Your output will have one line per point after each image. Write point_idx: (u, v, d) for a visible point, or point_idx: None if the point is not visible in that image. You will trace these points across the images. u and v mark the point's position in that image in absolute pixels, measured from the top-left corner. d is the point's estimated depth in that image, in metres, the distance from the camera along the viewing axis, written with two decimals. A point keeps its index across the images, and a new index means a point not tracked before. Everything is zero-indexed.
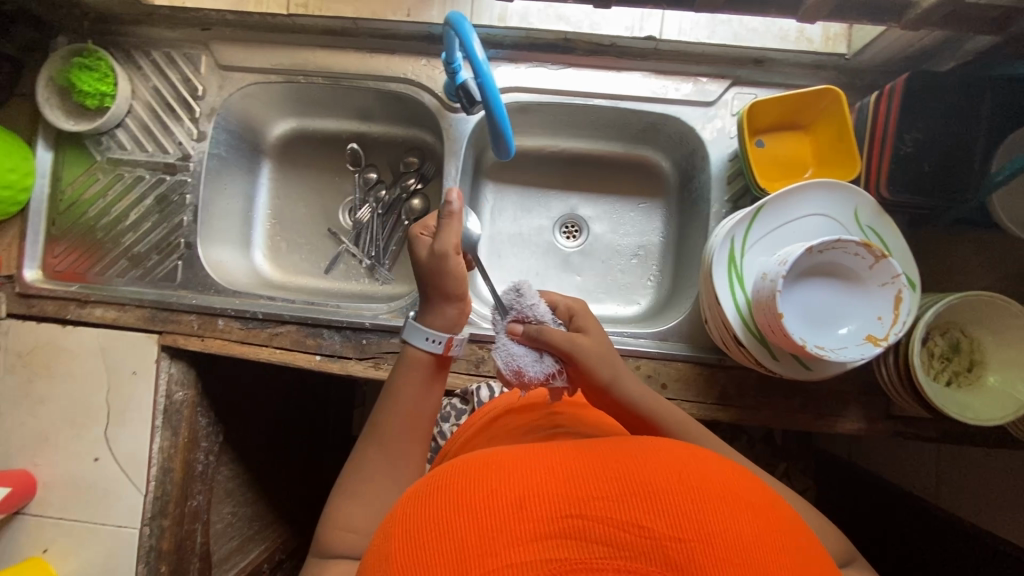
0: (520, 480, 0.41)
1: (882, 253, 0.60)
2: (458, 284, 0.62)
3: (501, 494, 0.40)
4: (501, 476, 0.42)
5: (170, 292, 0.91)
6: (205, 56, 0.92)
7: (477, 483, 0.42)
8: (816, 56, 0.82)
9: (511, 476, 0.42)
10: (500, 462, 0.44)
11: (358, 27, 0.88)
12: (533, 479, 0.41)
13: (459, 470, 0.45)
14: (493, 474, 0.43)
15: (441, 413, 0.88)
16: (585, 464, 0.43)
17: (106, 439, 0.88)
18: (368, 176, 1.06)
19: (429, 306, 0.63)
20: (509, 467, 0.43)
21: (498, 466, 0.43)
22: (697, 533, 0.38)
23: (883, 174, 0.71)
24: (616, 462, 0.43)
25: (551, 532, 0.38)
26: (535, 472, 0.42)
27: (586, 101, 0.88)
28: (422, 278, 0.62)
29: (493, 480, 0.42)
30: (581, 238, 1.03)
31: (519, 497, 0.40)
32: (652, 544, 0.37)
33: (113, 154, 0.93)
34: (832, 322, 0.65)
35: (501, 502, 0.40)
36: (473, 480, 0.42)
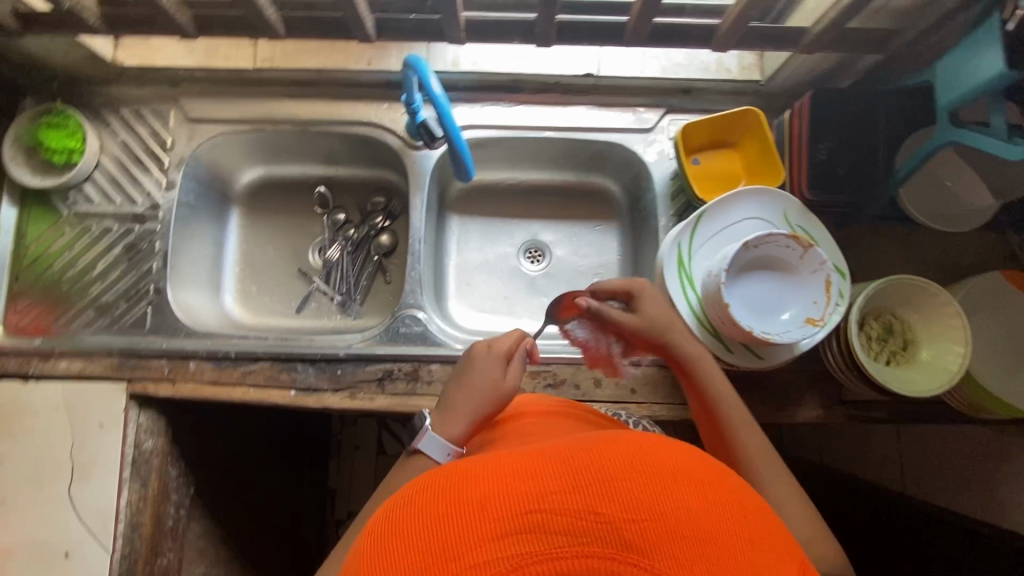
0: (479, 484, 0.40)
1: (809, 242, 0.67)
2: (491, 404, 0.70)
3: (461, 500, 0.39)
4: (459, 483, 0.41)
5: (139, 339, 0.90)
6: (173, 111, 0.96)
7: (438, 493, 0.41)
8: (736, 84, 0.93)
9: (471, 481, 0.41)
10: (461, 469, 0.43)
11: (322, 78, 0.95)
12: (491, 481, 0.40)
13: (421, 485, 0.44)
14: (454, 481, 0.42)
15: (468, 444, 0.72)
16: (544, 457, 0.42)
17: (70, 497, 0.85)
18: (337, 217, 1.10)
19: (450, 420, 0.68)
20: (469, 471, 0.42)
21: (458, 474, 0.42)
22: (651, 513, 0.38)
23: (805, 179, 0.81)
24: (569, 453, 0.42)
25: (510, 530, 0.37)
26: (492, 472, 0.41)
27: (538, 134, 0.96)
28: (465, 390, 0.70)
29: (455, 485, 0.41)
30: (544, 262, 1.09)
31: (478, 499, 0.39)
32: (607, 527, 0.37)
33: (81, 208, 0.94)
34: (775, 310, 0.71)
35: (461, 508, 0.39)
36: (435, 492, 0.41)
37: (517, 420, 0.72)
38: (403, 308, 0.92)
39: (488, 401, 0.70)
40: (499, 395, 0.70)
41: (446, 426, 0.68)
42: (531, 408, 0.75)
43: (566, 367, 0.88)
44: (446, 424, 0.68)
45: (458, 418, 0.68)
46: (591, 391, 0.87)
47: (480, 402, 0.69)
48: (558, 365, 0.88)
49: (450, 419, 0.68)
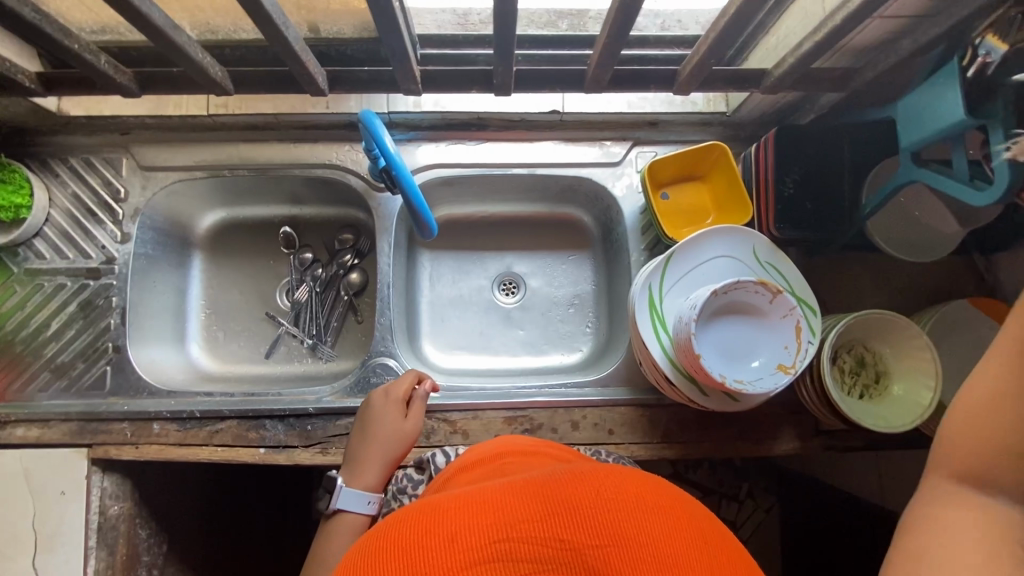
0: (450, 514, 0.39)
1: (778, 288, 0.67)
2: (398, 449, 0.79)
3: (431, 533, 0.38)
4: (428, 516, 0.40)
5: (99, 401, 0.87)
6: (125, 159, 0.93)
7: (408, 527, 0.40)
8: (701, 115, 0.92)
9: (440, 512, 0.40)
10: (431, 503, 0.42)
11: (280, 121, 0.92)
12: (459, 511, 0.40)
13: (390, 518, 0.43)
14: (424, 514, 0.41)
15: (396, 488, 0.78)
16: (512, 487, 0.42)
17: (33, 571, 0.82)
18: (304, 257, 1.08)
19: (362, 471, 0.77)
20: (438, 504, 0.41)
21: (428, 506, 0.41)
22: (613, 538, 0.38)
23: (772, 215, 0.80)
24: (537, 482, 0.42)
25: (479, 558, 0.36)
26: (461, 503, 0.40)
27: (504, 172, 0.94)
28: (371, 440, 0.78)
29: (426, 518, 0.40)
30: (519, 294, 1.08)
31: (447, 531, 0.38)
32: (573, 554, 0.37)
33: (31, 265, 0.90)
34: (747, 356, 0.70)
35: (430, 539, 0.38)
36: (404, 524, 0.40)
37: (491, 461, 0.69)
38: (373, 356, 0.91)
39: (391, 448, 0.78)
40: (401, 440, 0.79)
41: (356, 480, 0.77)
42: (508, 447, 0.74)
43: (542, 411, 0.87)
44: (356, 476, 0.77)
45: (368, 469, 0.77)
46: (568, 434, 0.86)
47: (384, 451, 0.78)
48: (534, 410, 0.87)
49: (359, 471, 0.77)
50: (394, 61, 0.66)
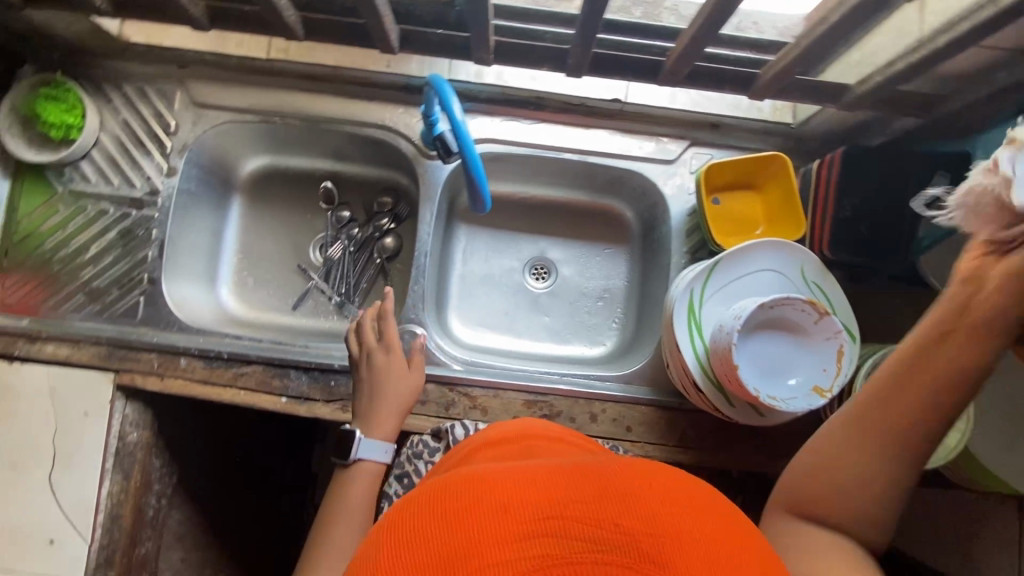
0: (500, 487, 0.38)
1: (826, 310, 0.66)
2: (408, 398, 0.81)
3: (481, 502, 0.37)
4: (476, 486, 0.38)
5: (130, 329, 0.88)
6: (179, 92, 0.92)
7: (454, 495, 0.38)
8: (765, 123, 0.90)
9: (489, 484, 0.38)
10: (475, 476, 0.41)
11: (339, 75, 0.91)
12: (509, 485, 0.38)
13: (435, 485, 0.41)
14: (472, 484, 0.39)
15: (412, 451, 0.80)
16: (560, 471, 0.40)
17: (49, 484, 0.84)
18: (341, 214, 1.08)
19: (377, 421, 0.77)
20: (485, 477, 0.40)
21: (473, 477, 0.40)
22: (670, 530, 0.35)
23: (827, 237, 0.78)
24: (587, 469, 0.40)
25: (531, 533, 0.34)
26: (509, 478, 0.39)
27: (556, 155, 0.93)
28: (382, 389, 0.80)
29: (474, 488, 0.38)
30: (550, 280, 1.07)
31: (498, 502, 0.36)
32: (627, 540, 0.35)
33: (76, 186, 0.90)
34: (783, 373, 0.70)
35: (480, 508, 0.36)
36: (450, 491, 0.39)
37: (518, 442, 0.68)
38: (402, 322, 0.91)
39: (403, 394, 0.80)
40: (408, 390, 0.81)
41: (374, 430, 0.77)
42: (531, 430, 0.73)
43: (562, 399, 0.87)
44: (373, 426, 0.77)
45: (383, 417, 0.78)
46: (586, 425, 0.86)
47: (396, 396, 0.80)
48: (555, 397, 0.87)
49: (374, 421, 0.78)
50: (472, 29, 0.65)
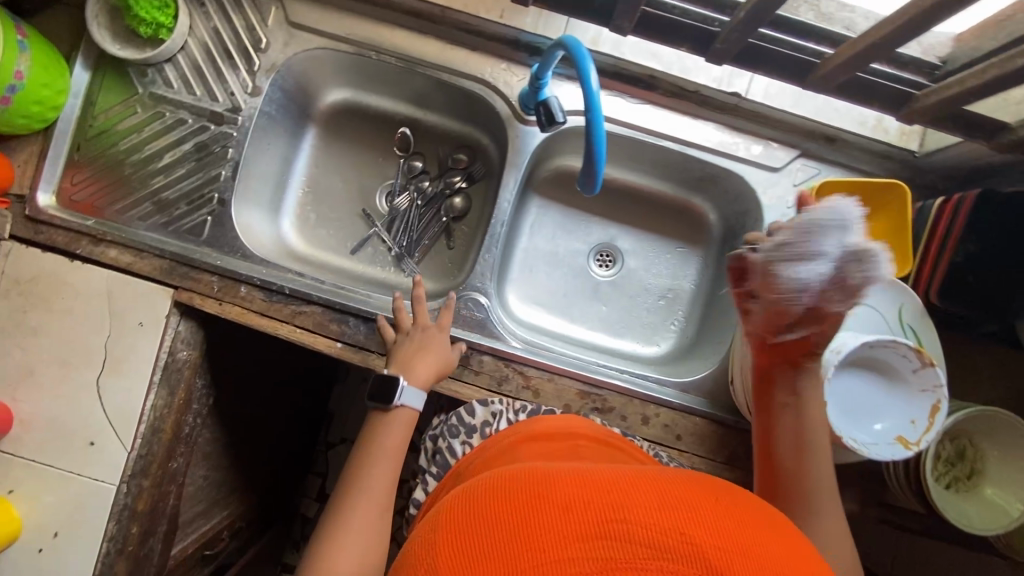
0: (565, 488, 0.41)
1: (931, 360, 0.62)
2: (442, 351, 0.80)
3: (547, 502, 0.39)
4: (544, 487, 0.41)
5: (193, 247, 0.86)
6: (275, 9, 0.87)
7: (523, 492, 0.41)
8: (887, 146, 0.84)
9: (556, 486, 0.41)
10: (543, 477, 0.43)
11: (446, 17, 0.86)
12: (575, 488, 0.40)
13: (491, 487, 0.44)
14: (539, 485, 0.42)
15: (447, 429, 0.78)
16: (622, 479, 0.42)
17: (96, 386, 0.84)
18: (413, 164, 1.04)
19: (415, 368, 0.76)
20: (552, 480, 0.43)
21: (539, 480, 0.43)
22: (734, 548, 0.36)
23: (936, 283, 0.75)
24: (647, 479, 0.42)
25: (594, 534, 0.36)
26: (574, 482, 0.41)
27: (656, 141, 0.88)
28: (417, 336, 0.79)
29: (541, 488, 0.41)
30: (614, 268, 1.04)
31: (563, 503, 0.39)
32: (691, 550, 0.35)
33: (157, 90, 0.87)
34: (867, 417, 0.66)
35: (546, 506, 0.39)
36: (509, 494, 0.42)
37: (568, 441, 0.67)
38: (466, 289, 0.88)
39: (439, 343, 0.80)
40: (440, 344, 0.81)
41: (410, 376, 0.76)
42: (587, 431, 0.70)
43: (617, 395, 0.85)
44: (410, 373, 0.76)
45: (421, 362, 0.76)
46: (636, 426, 0.84)
47: (433, 348, 0.80)
48: (610, 392, 0.84)
49: (411, 368, 0.76)
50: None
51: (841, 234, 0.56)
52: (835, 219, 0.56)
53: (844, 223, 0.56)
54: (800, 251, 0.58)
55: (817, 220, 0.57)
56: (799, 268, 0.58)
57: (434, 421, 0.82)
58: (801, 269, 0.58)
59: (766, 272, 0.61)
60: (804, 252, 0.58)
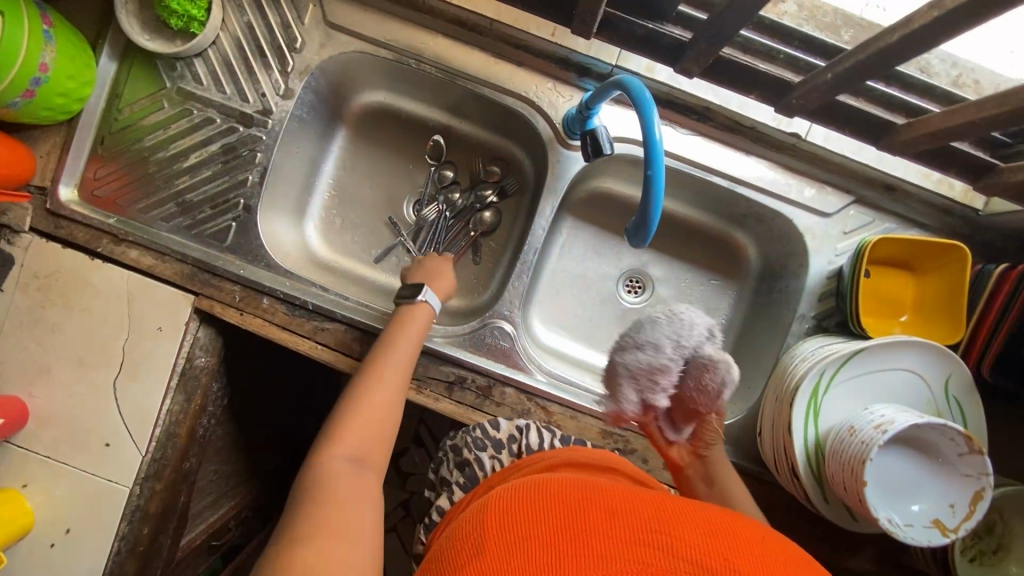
0: (612, 500, 0.46)
1: (981, 448, 0.60)
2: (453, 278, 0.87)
3: (593, 506, 0.44)
4: (592, 497, 0.46)
5: (215, 253, 0.83)
6: (312, 6, 0.82)
7: (573, 496, 0.46)
8: (950, 202, 0.80)
9: (603, 497, 0.46)
10: (593, 487, 0.48)
11: (492, 29, 0.81)
12: (620, 504, 0.45)
13: (544, 484, 0.49)
14: (588, 494, 0.46)
15: (473, 440, 0.76)
16: (668, 503, 0.46)
17: (113, 388, 0.82)
18: (444, 174, 1.00)
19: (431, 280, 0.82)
20: (602, 491, 0.47)
21: (589, 489, 0.47)
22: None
23: (989, 356, 0.71)
24: (691, 508, 0.46)
25: (632, 539, 0.41)
26: (620, 499, 0.46)
27: (704, 175, 0.84)
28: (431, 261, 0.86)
29: (590, 496, 0.46)
30: (644, 295, 1.00)
31: (608, 511, 0.44)
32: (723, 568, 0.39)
33: (185, 86, 0.83)
34: (905, 496, 0.64)
35: (593, 510, 0.44)
36: (561, 491, 0.47)
37: (605, 472, 0.64)
38: (491, 316, 0.86)
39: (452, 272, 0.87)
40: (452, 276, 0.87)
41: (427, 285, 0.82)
42: (618, 466, 0.68)
43: (640, 437, 0.83)
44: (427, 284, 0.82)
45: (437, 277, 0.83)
46: (657, 470, 0.82)
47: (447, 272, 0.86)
48: (633, 433, 0.82)
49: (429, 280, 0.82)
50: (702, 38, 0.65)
51: (673, 326, 0.68)
52: (652, 316, 0.70)
53: (671, 316, 0.69)
54: (627, 338, 0.70)
55: (651, 317, 0.69)
56: (628, 348, 0.69)
57: (454, 431, 0.79)
58: (629, 351, 0.68)
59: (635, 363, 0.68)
60: (660, 348, 0.67)
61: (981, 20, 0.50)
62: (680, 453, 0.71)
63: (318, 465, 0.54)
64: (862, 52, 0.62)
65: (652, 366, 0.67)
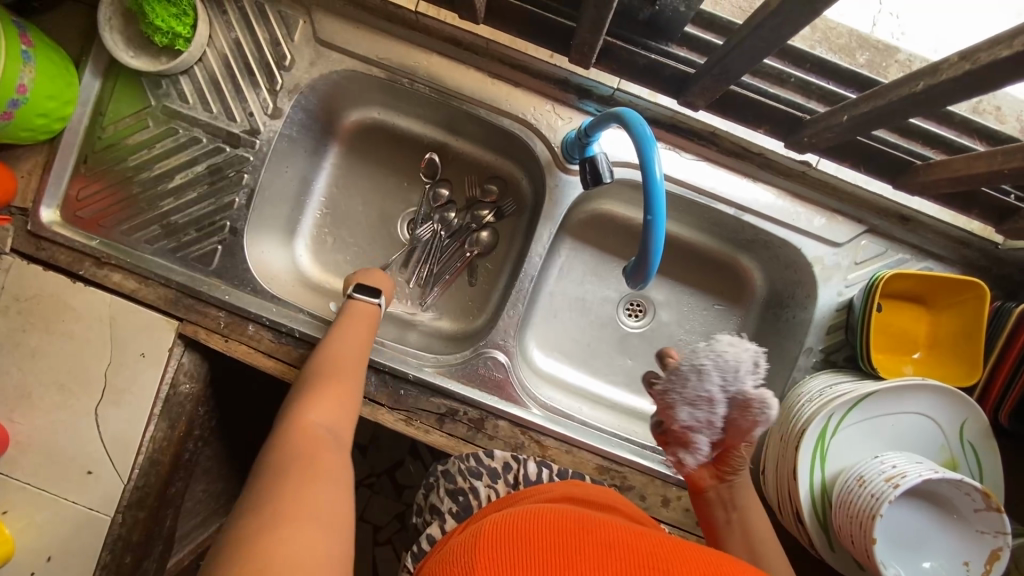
0: (602, 533, 0.47)
1: (998, 506, 0.56)
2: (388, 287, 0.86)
3: (588, 539, 0.46)
4: (587, 529, 0.48)
5: (201, 277, 0.81)
6: (302, 23, 0.79)
7: (570, 526, 0.47)
8: (967, 234, 0.77)
9: (596, 530, 0.48)
10: (587, 519, 0.50)
11: (488, 48, 0.78)
12: (609, 536, 0.47)
13: (543, 513, 0.50)
14: (583, 526, 0.48)
15: (466, 468, 0.73)
16: (660, 544, 0.47)
17: (95, 414, 0.80)
18: (439, 193, 0.97)
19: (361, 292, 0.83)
20: (597, 525, 0.49)
21: (584, 521, 0.49)
22: None
23: (1011, 398, 0.68)
24: (682, 548, 0.48)
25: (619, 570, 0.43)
26: (615, 533, 0.48)
27: (708, 201, 0.80)
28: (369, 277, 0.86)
29: (583, 527, 0.48)
30: (645, 320, 0.97)
31: (600, 543, 0.46)
32: None
33: (171, 104, 0.80)
34: (916, 551, 0.61)
35: (587, 542, 0.45)
36: (559, 521, 0.48)
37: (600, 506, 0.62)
38: (485, 345, 0.83)
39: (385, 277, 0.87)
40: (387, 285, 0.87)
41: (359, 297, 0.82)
42: (614, 503, 0.64)
43: (638, 473, 0.79)
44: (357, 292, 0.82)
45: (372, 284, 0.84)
46: (655, 507, 0.78)
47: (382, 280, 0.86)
48: (630, 469, 0.79)
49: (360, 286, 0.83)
50: (710, 71, 0.62)
51: (721, 371, 0.60)
52: (695, 365, 0.61)
53: (717, 359, 0.60)
54: (674, 398, 0.62)
55: (694, 365, 0.61)
56: (680, 410, 0.62)
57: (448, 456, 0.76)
58: (683, 413, 0.62)
59: (682, 419, 0.63)
60: (713, 401, 0.61)
61: (1017, 76, 0.47)
62: (702, 476, 0.66)
63: (286, 433, 0.59)
64: (884, 96, 0.58)
65: (712, 418, 0.62)
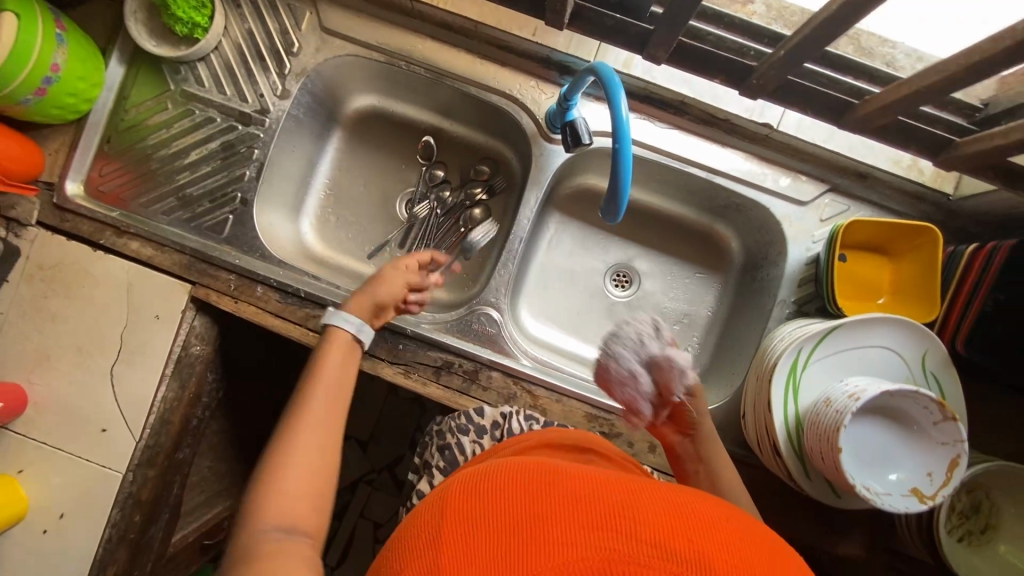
0: (573, 481, 0.38)
1: (954, 415, 0.61)
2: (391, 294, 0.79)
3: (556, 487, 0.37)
4: (553, 476, 0.38)
5: (213, 244, 0.87)
6: (309, 14, 0.88)
7: (531, 474, 0.38)
8: (920, 188, 0.83)
9: (562, 475, 0.38)
10: (554, 467, 0.40)
11: (477, 31, 0.86)
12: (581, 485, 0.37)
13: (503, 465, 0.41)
14: (547, 472, 0.39)
15: (454, 424, 0.77)
16: (643, 488, 0.38)
17: (110, 374, 0.84)
18: (435, 173, 1.04)
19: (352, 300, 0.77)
20: (567, 471, 0.40)
21: (549, 468, 0.39)
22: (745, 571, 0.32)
23: (963, 331, 0.74)
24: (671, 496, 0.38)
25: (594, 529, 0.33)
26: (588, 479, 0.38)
27: (682, 166, 0.87)
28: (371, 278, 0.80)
29: (549, 474, 0.38)
30: (631, 289, 1.03)
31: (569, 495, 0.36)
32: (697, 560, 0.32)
33: (189, 88, 0.88)
34: (883, 465, 0.65)
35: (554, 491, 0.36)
36: (520, 468, 0.39)
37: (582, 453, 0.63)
38: (478, 304, 0.88)
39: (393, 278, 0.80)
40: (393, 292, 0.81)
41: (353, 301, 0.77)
42: (597, 443, 0.68)
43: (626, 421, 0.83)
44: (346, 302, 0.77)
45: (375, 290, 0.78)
46: (643, 453, 0.82)
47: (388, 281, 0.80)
48: (618, 417, 0.83)
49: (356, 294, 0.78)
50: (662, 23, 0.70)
51: (631, 347, 0.69)
52: (608, 351, 0.70)
53: (621, 339, 0.70)
54: (610, 384, 0.70)
55: (609, 348, 0.70)
56: (617, 393, 0.69)
57: (439, 418, 0.80)
58: (619, 393, 0.69)
59: (621, 397, 0.69)
60: (635, 374, 0.68)
61: None
62: (666, 433, 0.73)
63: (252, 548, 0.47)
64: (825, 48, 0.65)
65: (644, 389, 0.68)
